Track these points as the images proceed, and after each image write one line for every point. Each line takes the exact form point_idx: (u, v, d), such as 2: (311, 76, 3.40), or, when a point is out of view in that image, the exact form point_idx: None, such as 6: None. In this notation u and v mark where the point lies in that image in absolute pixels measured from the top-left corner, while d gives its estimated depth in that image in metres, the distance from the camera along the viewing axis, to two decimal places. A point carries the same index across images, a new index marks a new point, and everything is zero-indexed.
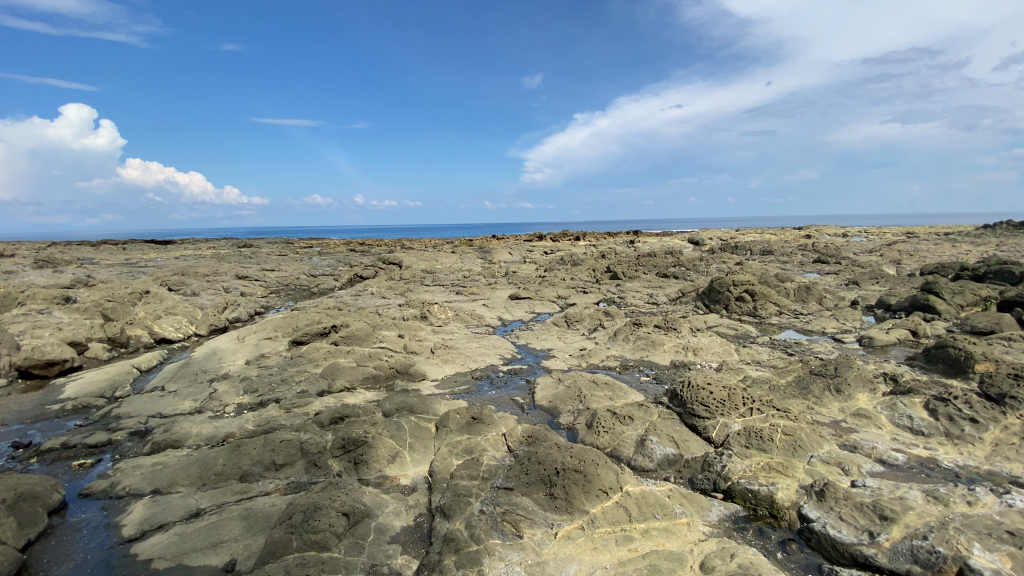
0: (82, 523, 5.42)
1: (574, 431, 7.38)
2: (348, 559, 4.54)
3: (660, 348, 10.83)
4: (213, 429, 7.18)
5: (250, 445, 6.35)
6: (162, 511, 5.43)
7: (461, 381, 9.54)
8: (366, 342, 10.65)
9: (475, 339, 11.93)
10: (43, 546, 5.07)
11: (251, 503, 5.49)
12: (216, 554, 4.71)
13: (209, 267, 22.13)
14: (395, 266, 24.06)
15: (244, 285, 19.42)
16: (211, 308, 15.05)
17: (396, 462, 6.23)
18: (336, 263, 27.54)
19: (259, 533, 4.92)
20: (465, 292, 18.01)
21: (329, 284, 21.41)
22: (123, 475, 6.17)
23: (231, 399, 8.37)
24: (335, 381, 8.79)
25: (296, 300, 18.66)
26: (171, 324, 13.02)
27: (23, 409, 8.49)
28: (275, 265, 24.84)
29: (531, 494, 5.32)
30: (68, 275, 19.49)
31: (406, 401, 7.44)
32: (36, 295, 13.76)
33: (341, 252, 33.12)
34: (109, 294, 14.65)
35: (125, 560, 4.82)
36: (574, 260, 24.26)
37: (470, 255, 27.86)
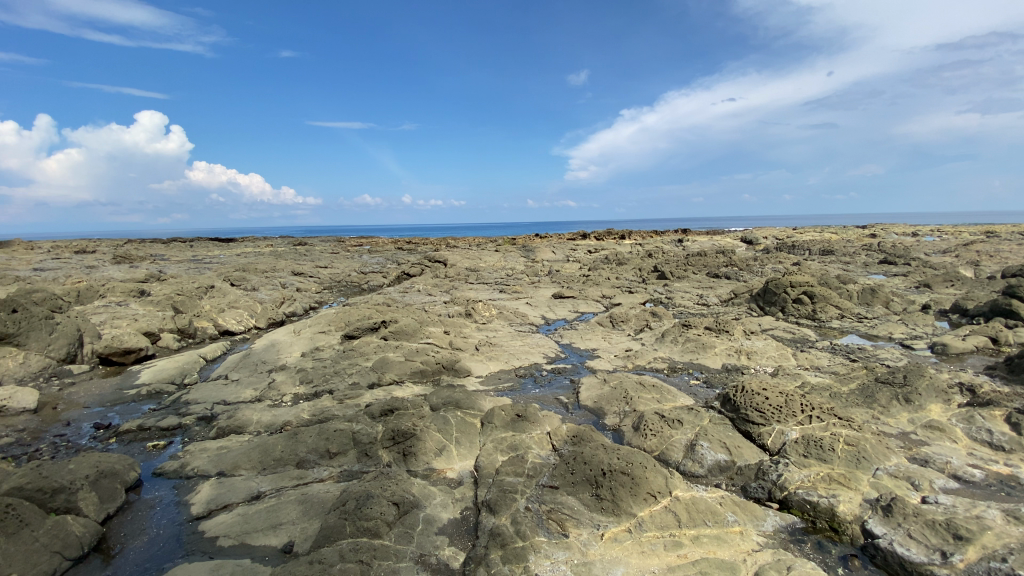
0: (156, 500, 5.85)
1: (619, 432, 7.27)
2: (398, 547, 4.64)
3: (710, 351, 10.48)
4: (272, 417, 7.56)
5: (306, 434, 6.64)
6: (226, 493, 5.77)
7: (505, 378, 9.59)
8: (414, 338, 10.89)
9: (519, 337, 11.96)
10: (121, 520, 5.49)
11: (307, 488, 5.74)
12: (276, 535, 4.96)
13: (268, 264, 23.30)
14: (441, 264, 24.50)
15: (299, 281, 20.32)
16: (269, 302, 15.85)
17: (442, 455, 6.34)
18: (383, 261, 28.23)
19: (315, 517, 5.14)
20: (510, 290, 18.08)
21: (378, 281, 22.03)
22: (190, 458, 6.60)
23: (288, 388, 8.79)
24: (384, 375, 9.04)
25: (347, 296, 19.32)
26: (234, 317, 13.82)
27: (103, 393, 9.24)
28: (327, 263, 25.80)
29: (577, 494, 5.28)
30: (142, 269, 21.06)
31: (452, 397, 7.56)
32: (116, 289, 14.94)
33: (390, 250, 34.11)
34: (179, 288, 15.69)
35: (193, 536, 5.15)
36: (620, 259, 23.85)
37: (514, 253, 27.99)
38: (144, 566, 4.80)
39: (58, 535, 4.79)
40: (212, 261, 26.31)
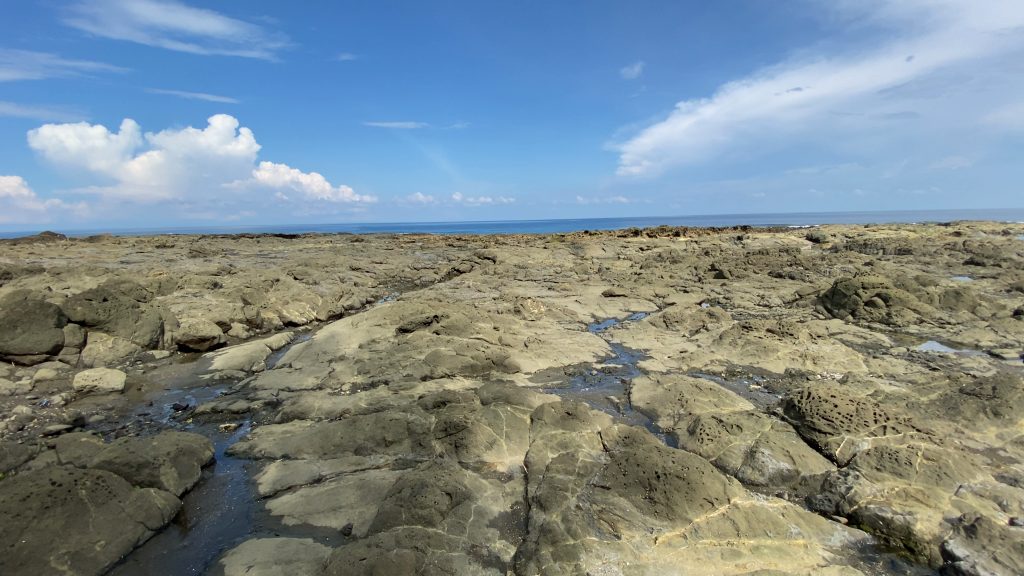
0: (228, 478, 6.26)
1: (673, 435, 7.07)
2: (451, 536, 4.73)
3: (771, 354, 9.99)
4: (332, 405, 7.90)
5: (363, 422, 6.90)
6: (290, 475, 6.10)
7: (555, 376, 9.56)
8: (465, 332, 11.07)
9: (569, 334, 11.89)
10: (197, 495, 5.92)
11: (364, 474, 5.97)
12: (336, 518, 5.19)
13: (327, 259, 24.38)
14: (491, 261, 24.72)
15: (356, 275, 21.12)
16: (329, 296, 16.58)
17: (493, 449, 6.41)
18: (434, 257, 28.82)
19: (372, 502, 5.34)
20: (560, 287, 17.99)
21: (430, 276, 22.51)
22: (258, 440, 7.02)
23: (347, 378, 9.17)
24: (436, 368, 9.24)
25: (401, 291, 19.89)
26: (297, 309, 14.56)
27: (181, 377, 10.01)
28: (382, 258, 26.65)
29: (629, 495, 5.19)
30: (215, 263, 22.59)
31: (502, 391, 7.62)
32: (193, 281, 16.10)
33: (441, 246, 34.76)
34: (247, 281, 16.71)
35: (261, 514, 5.48)
36: (674, 257, 23.17)
37: (563, 250, 27.80)
38: (217, 539, 5.15)
39: (142, 506, 5.22)
40: (276, 256, 27.82)
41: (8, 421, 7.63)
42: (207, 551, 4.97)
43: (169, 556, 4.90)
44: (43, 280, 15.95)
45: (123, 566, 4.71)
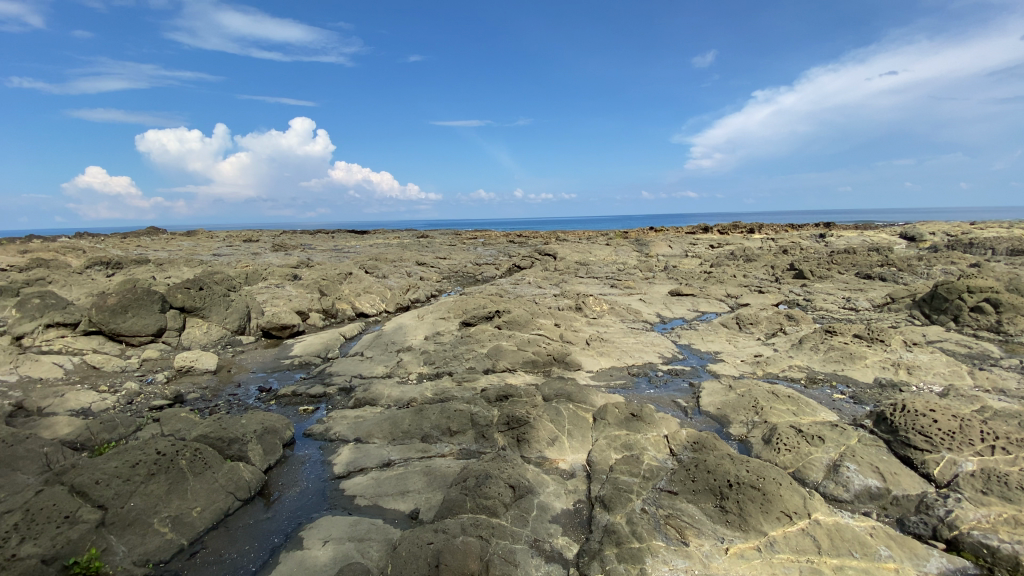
0: (306, 457, 6.69)
1: (746, 443, 6.73)
2: (515, 529, 4.78)
3: (858, 362, 9.24)
4: (400, 393, 8.23)
5: (429, 411, 7.12)
6: (361, 458, 6.42)
7: (618, 375, 9.39)
8: (526, 328, 11.11)
9: (634, 334, 11.63)
10: (279, 471, 6.37)
11: (430, 462, 6.16)
12: (404, 502, 5.40)
13: (395, 254, 25.37)
14: (552, 257, 24.65)
15: (422, 270, 21.82)
16: (396, 289, 17.24)
17: (556, 445, 6.40)
18: (496, 253, 29.18)
19: (438, 490, 5.51)
20: (623, 285, 17.60)
21: (492, 272, 22.81)
22: (333, 423, 7.45)
23: (413, 368, 9.50)
24: (498, 362, 9.35)
25: (464, 286, 20.30)
26: (367, 301, 15.28)
27: (265, 361, 10.82)
28: (445, 254, 27.31)
29: (698, 503, 5.02)
30: (295, 257, 24.20)
31: (564, 389, 7.58)
32: (275, 273, 17.31)
33: (502, 243, 35.10)
34: (323, 273, 17.75)
35: (336, 492, 5.82)
36: (747, 255, 21.97)
37: (627, 247, 27.18)
38: (297, 513, 5.52)
39: (232, 478, 5.70)
40: (348, 251, 29.31)
41: (121, 395, 8.59)
42: (288, 523, 5.34)
43: (255, 526, 5.32)
44: (150, 269, 17.78)
45: (216, 532, 5.16)
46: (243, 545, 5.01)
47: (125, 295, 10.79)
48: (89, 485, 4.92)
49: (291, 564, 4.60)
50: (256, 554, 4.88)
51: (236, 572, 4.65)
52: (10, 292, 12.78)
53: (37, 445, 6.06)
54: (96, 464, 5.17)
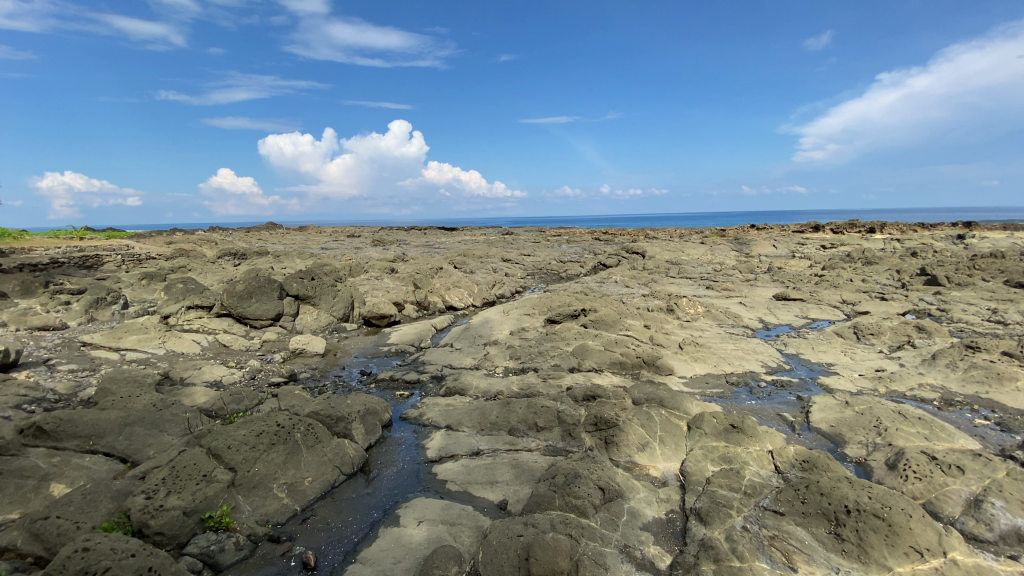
0: (401, 439, 7.08)
1: (864, 467, 6.05)
2: (604, 532, 4.69)
3: (1008, 384, 7.93)
4: (488, 385, 8.41)
5: (517, 405, 7.20)
6: (452, 445, 6.66)
7: (713, 383, 8.87)
8: (614, 328, 10.85)
9: (731, 339, 10.92)
10: (378, 450, 6.81)
11: (518, 455, 6.24)
12: (492, 492, 5.52)
13: (482, 250, 26.03)
14: (640, 256, 23.88)
15: (508, 266, 22.17)
16: (484, 284, 17.66)
17: (646, 451, 6.19)
18: (581, 251, 28.90)
19: (526, 484, 5.56)
20: (719, 287, 16.59)
21: (578, 270, 22.58)
22: (426, 409, 7.81)
23: (500, 361, 9.67)
24: (584, 361, 9.23)
25: (549, 283, 20.32)
26: (457, 295, 15.82)
27: (366, 347, 11.63)
28: (531, 250, 27.52)
29: (809, 527, 4.62)
30: (390, 251, 25.70)
31: (656, 393, 7.27)
32: (374, 266, 18.52)
33: (589, 240, 34.65)
34: (417, 267, 18.67)
35: (429, 476, 6.09)
36: (865, 258, 19.71)
37: (723, 246, 25.60)
38: (393, 491, 5.86)
39: (339, 453, 6.17)
40: (438, 246, 30.55)
41: (245, 370, 9.68)
42: (386, 500, 5.68)
43: (357, 499, 5.72)
44: (269, 260, 19.85)
45: (324, 501, 5.64)
46: (347, 516, 5.41)
47: (250, 282, 12.11)
48: (223, 448, 5.55)
49: (389, 539, 4.89)
50: (358, 526, 5.25)
51: (340, 541, 5.03)
52: (161, 277, 14.88)
53: (180, 410, 7.00)
54: (228, 430, 5.82)
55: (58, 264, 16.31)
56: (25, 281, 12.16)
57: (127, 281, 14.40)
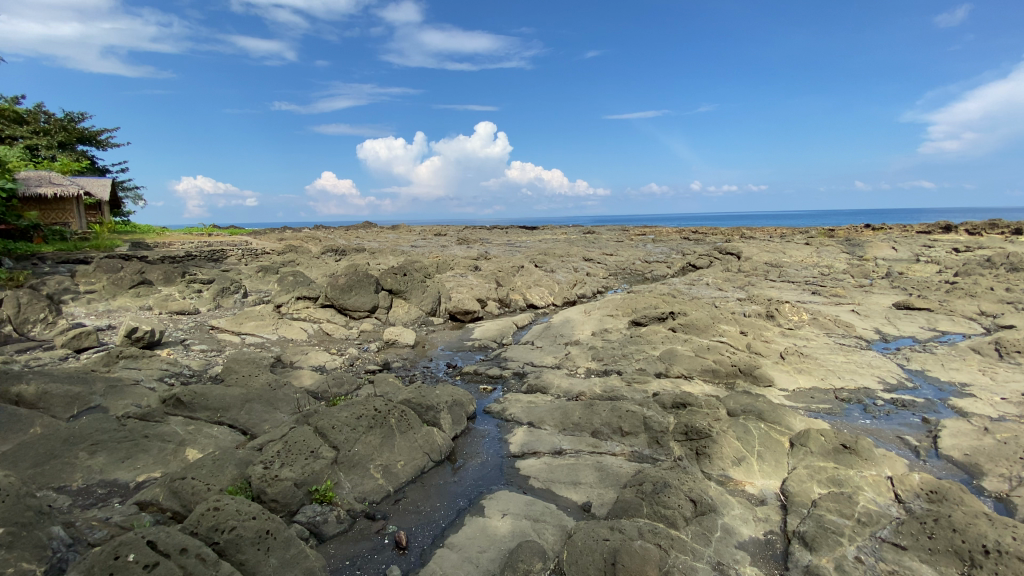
0: (485, 432, 7.26)
1: (1007, 504, 5.26)
2: (695, 545, 4.48)
3: None
4: (570, 385, 8.35)
5: (601, 407, 7.06)
6: (535, 442, 6.69)
7: (819, 397, 8.12)
8: (705, 333, 10.31)
9: (840, 351, 9.92)
10: (464, 440, 7.03)
11: (602, 458, 6.14)
12: (576, 493, 5.48)
13: (564, 249, 25.90)
14: (734, 257, 22.46)
15: (590, 266, 21.86)
16: (566, 284, 17.58)
17: (742, 466, 5.82)
18: (668, 251, 27.74)
19: (611, 488, 5.46)
20: (825, 293, 15.15)
21: (664, 272, 21.71)
22: (508, 404, 7.93)
23: (582, 362, 9.56)
24: (671, 366, 8.86)
25: (633, 284, 19.76)
26: (538, 294, 15.90)
27: (451, 341, 12.05)
28: (614, 250, 26.93)
29: (936, 565, 4.13)
30: (475, 250, 26.38)
31: (753, 404, 6.79)
32: (459, 263, 19.14)
33: (676, 240, 33.19)
34: (499, 266, 19.03)
35: (513, 470, 6.19)
36: (1012, 262, 16.96)
37: (830, 248, 23.30)
38: (478, 482, 6.01)
39: (428, 441, 6.45)
40: (520, 245, 30.90)
41: (344, 357, 10.44)
42: (471, 490, 5.85)
43: (444, 486, 5.96)
44: (365, 256, 21.21)
45: (414, 486, 5.94)
46: (435, 502, 5.65)
47: (349, 276, 13.06)
48: (327, 427, 6.02)
49: (475, 528, 5.03)
50: (445, 512, 5.46)
51: (429, 524, 5.25)
52: (274, 270, 16.50)
53: (291, 390, 7.71)
54: (332, 411, 6.30)
55: (192, 257, 18.67)
56: (167, 271, 14.00)
57: (247, 273, 16.14)
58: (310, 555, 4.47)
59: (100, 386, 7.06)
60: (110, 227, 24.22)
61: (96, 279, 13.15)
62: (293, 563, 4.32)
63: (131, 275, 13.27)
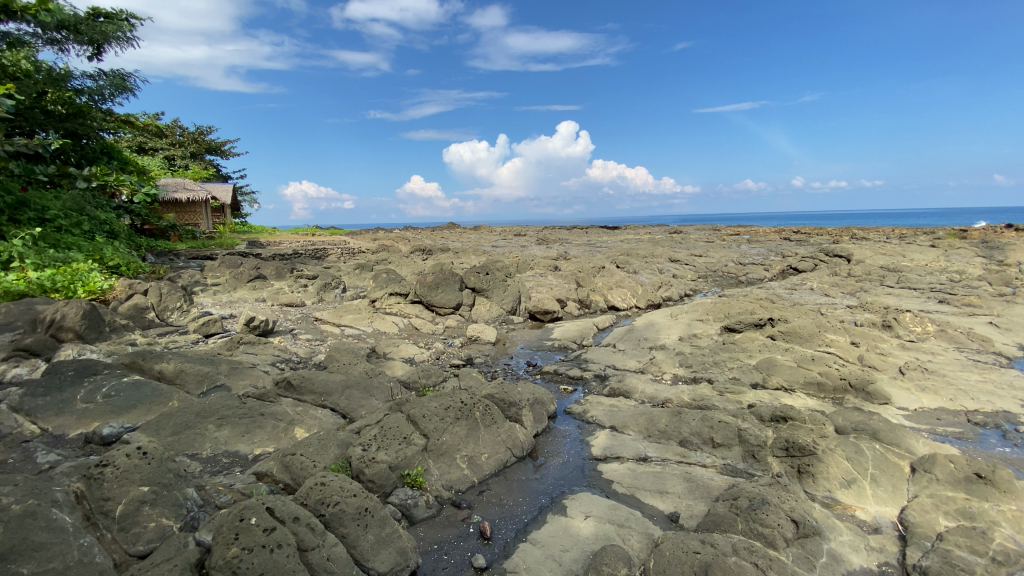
0: (566, 432, 7.25)
1: None
2: (796, 569, 4.17)
3: None
4: (655, 391, 8.09)
5: (690, 415, 6.76)
6: (618, 446, 6.57)
7: (946, 420, 7.17)
8: (808, 342, 9.51)
9: (974, 368, 8.69)
10: (545, 439, 7.08)
11: (691, 468, 5.88)
12: (663, 502, 5.31)
13: (649, 250, 25.09)
14: (841, 260, 20.46)
15: (677, 267, 21.00)
16: (650, 286, 17.03)
17: (852, 489, 5.32)
18: (764, 252, 25.89)
19: (701, 501, 5.22)
20: (956, 302, 13.31)
21: (759, 275, 20.29)
22: (590, 406, 7.86)
23: (669, 367, 9.21)
24: (769, 377, 8.26)
25: (724, 287, 18.69)
26: (621, 296, 15.57)
27: (532, 339, 12.17)
28: (703, 251, 25.59)
29: None
30: (556, 250, 26.35)
31: (866, 422, 6.15)
32: (540, 263, 19.24)
33: (773, 240, 30.87)
34: (580, 266, 18.88)
35: (595, 473, 6.12)
36: None
37: (963, 251, 20.42)
38: (560, 481, 6.02)
39: (511, 437, 6.58)
40: (602, 245, 30.38)
41: (431, 351, 10.93)
42: (553, 488, 5.87)
43: (527, 482, 6.03)
44: (450, 256, 22.03)
45: (497, 479, 6.08)
46: (518, 496, 5.75)
47: (437, 274, 13.63)
48: (418, 416, 6.34)
49: (558, 527, 5.05)
50: (528, 507, 5.53)
51: (512, 518, 5.35)
52: (369, 268, 17.63)
53: (384, 380, 8.22)
54: (422, 401, 6.62)
55: (299, 255, 20.50)
56: (277, 268, 15.50)
57: (345, 270, 17.42)
58: (403, 535, 4.73)
59: (224, 367, 7.99)
60: (231, 227, 27.29)
61: (221, 274, 14.88)
62: (388, 541, 4.59)
63: (249, 270, 14.86)
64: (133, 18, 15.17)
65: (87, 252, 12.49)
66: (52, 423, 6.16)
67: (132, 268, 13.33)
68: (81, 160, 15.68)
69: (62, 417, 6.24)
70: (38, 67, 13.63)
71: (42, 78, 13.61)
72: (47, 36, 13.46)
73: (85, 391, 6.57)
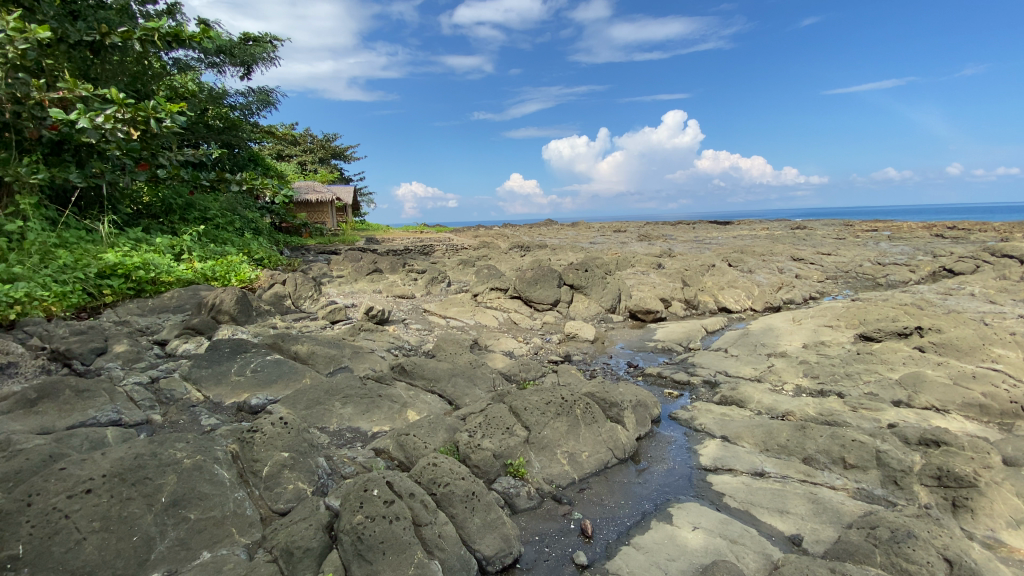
0: (671, 438, 6.96)
1: None
2: None
3: None
4: (774, 402, 7.46)
5: (816, 431, 6.13)
6: (730, 458, 6.17)
7: None
8: (968, 357, 8.15)
9: None
10: (648, 443, 6.86)
11: (816, 489, 5.34)
12: (783, 522, 4.90)
13: (765, 247, 23.09)
14: (1015, 261, 17.14)
15: (799, 267, 19.08)
16: (767, 287, 15.67)
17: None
18: (909, 250, 22.55)
19: (829, 526, 4.73)
20: None
21: (903, 276, 17.72)
22: (698, 413, 7.46)
23: (790, 377, 8.43)
24: (916, 395, 7.22)
25: (857, 290, 16.60)
26: (732, 297, 14.53)
27: (634, 339, 11.83)
28: (832, 249, 22.94)
29: None
30: (660, 247, 25.28)
31: None
32: (642, 261, 18.60)
33: (921, 237, 26.77)
34: (687, 264, 17.93)
35: (703, 483, 5.81)
36: None
37: None
38: (664, 488, 5.81)
39: (612, 438, 6.47)
40: (710, 243, 28.58)
41: (531, 346, 11.11)
42: (657, 495, 5.68)
43: (629, 485, 5.91)
44: (550, 252, 22.11)
45: (598, 479, 6.03)
46: (619, 498, 5.66)
47: (537, 270, 13.79)
48: (520, 408, 6.49)
49: (663, 534, 4.89)
50: (630, 511, 5.42)
51: (614, 520, 5.27)
52: (473, 264, 18.33)
53: (487, 372, 8.51)
54: (525, 394, 6.76)
55: (409, 251, 21.94)
56: (391, 263, 16.71)
57: (450, 265, 18.31)
58: (507, 523, 4.88)
59: (347, 351, 8.82)
60: (351, 224, 29.97)
61: (344, 267, 16.42)
62: (493, 526, 4.77)
63: (367, 265, 16.22)
64: (276, 39, 17.21)
65: (238, 247, 14.51)
66: (212, 391, 7.25)
67: (272, 261, 15.24)
68: (234, 167, 18.17)
69: (220, 387, 7.32)
70: (202, 88, 16.13)
71: (205, 97, 16.09)
72: (209, 60, 15.81)
73: (237, 365, 7.65)
